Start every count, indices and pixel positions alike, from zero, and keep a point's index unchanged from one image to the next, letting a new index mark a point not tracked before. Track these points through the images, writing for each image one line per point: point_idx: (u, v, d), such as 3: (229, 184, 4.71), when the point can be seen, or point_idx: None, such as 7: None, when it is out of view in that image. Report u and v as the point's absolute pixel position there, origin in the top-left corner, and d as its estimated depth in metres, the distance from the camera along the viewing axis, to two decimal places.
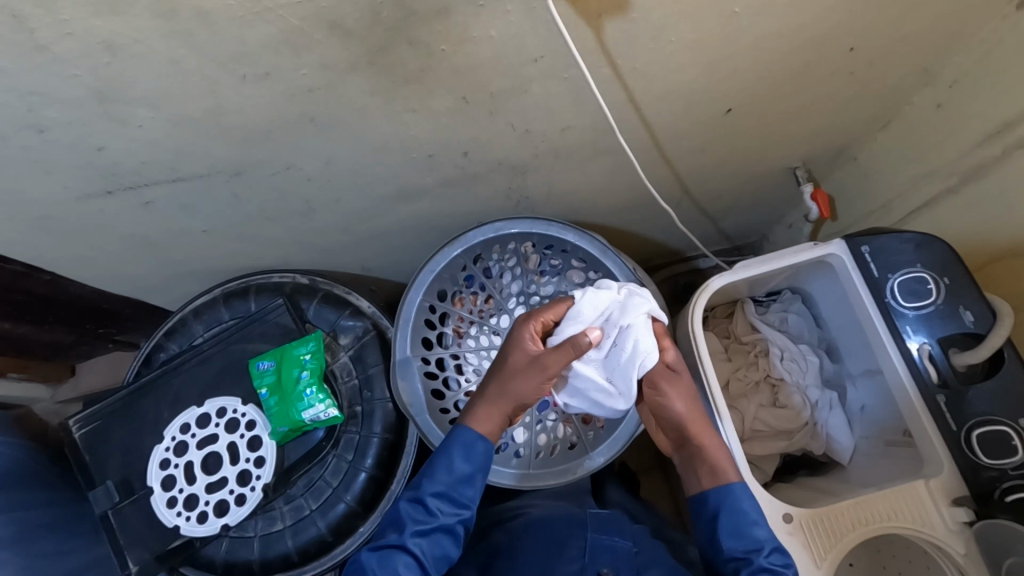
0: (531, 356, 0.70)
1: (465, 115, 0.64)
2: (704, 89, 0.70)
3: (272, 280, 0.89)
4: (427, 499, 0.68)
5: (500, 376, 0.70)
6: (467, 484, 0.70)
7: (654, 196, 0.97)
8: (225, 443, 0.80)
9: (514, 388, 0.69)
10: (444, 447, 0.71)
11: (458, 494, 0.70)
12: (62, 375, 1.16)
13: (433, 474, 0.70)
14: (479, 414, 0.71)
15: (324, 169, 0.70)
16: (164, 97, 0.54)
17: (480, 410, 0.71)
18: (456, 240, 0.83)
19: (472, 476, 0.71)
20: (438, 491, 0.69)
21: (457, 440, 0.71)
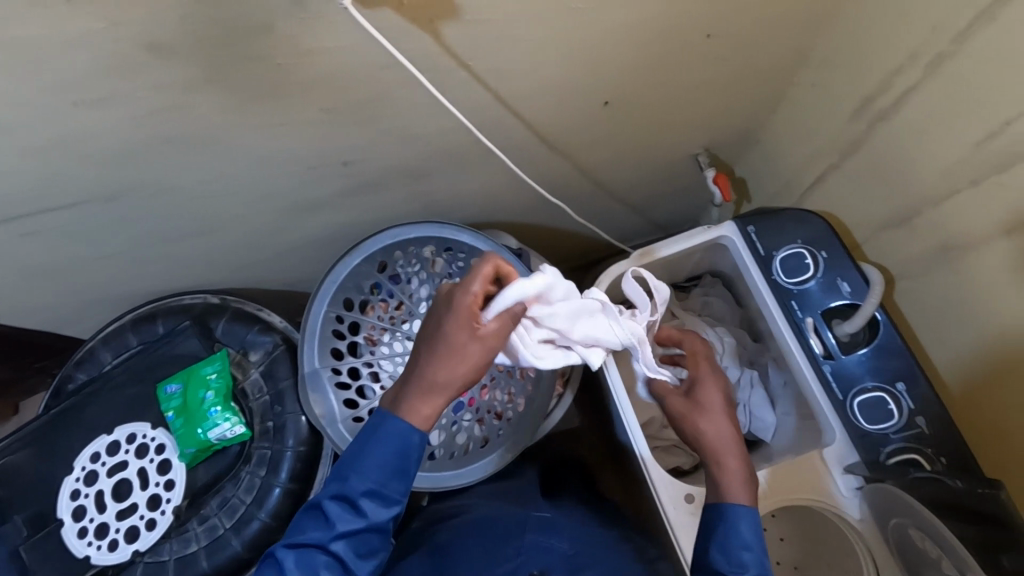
0: (470, 337, 0.58)
1: (331, 126, 0.64)
2: (573, 84, 0.71)
3: (183, 302, 0.89)
4: (355, 498, 0.62)
5: (437, 361, 0.59)
6: (395, 476, 0.64)
7: (564, 192, 0.98)
8: (135, 469, 0.80)
9: (451, 378, 0.60)
10: (370, 439, 0.63)
11: (387, 487, 0.63)
12: (6, 414, 1.13)
13: (361, 471, 0.62)
14: (424, 410, 0.62)
15: (204, 189, 0.69)
16: (3, 128, 0.53)
17: (418, 401, 0.62)
18: (356, 249, 0.84)
19: (401, 470, 0.64)
20: (367, 490, 0.62)
21: (383, 433, 0.62)
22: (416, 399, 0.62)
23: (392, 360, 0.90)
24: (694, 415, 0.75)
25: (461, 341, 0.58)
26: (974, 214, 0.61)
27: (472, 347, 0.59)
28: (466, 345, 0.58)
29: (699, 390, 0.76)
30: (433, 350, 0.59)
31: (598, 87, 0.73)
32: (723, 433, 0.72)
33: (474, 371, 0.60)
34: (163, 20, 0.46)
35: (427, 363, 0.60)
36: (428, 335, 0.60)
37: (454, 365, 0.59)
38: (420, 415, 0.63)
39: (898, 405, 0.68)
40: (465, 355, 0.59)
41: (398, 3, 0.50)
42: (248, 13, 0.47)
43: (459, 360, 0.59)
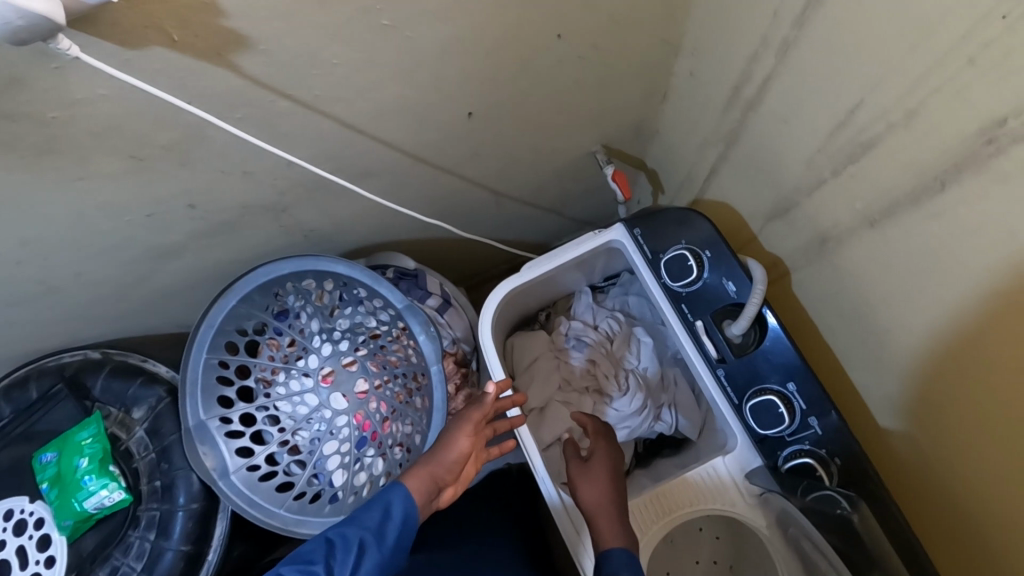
0: (472, 433, 0.73)
1: (152, 171, 0.59)
2: (421, 100, 0.66)
3: (58, 362, 0.83)
4: (349, 542, 0.62)
5: (444, 439, 0.73)
6: (388, 533, 0.65)
7: (457, 204, 0.93)
8: (14, 547, 0.75)
9: (445, 451, 0.72)
10: (375, 500, 0.67)
11: (378, 542, 0.64)
12: None
13: (362, 518, 0.65)
14: (414, 478, 0.69)
15: (32, 249, 0.64)
16: None
17: (414, 470, 0.70)
18: (229, 290, 0.79)
19: (391, 527, 0.65)
20: (363, 539, 0.63)
21: (390, 496, 0.67)
22: (413, 470, 0.70)
23: (289, 399, 0.84)
24: (580, 475, 0.73)
25: (477, 418, 0.73)
26: (839, 204, 0.58)
27: (469, 427, 0.73)
28: (473, 424, 0.73)
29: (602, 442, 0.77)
30: (449, 429, 0.73)
31: (455, 101, 0.69)
32: (601, 493, 0.69)
33: (464, 438, 0.72)
34: None
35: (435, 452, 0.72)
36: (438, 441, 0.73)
37: (465, 445, 0.72)
38: (415, 485, 0.69)
39: (789, 408, 0.66)
40: (468, 433, 0.73)
41: (172, 39, 0.46)
42: None
43: (467, 424, 0.73)
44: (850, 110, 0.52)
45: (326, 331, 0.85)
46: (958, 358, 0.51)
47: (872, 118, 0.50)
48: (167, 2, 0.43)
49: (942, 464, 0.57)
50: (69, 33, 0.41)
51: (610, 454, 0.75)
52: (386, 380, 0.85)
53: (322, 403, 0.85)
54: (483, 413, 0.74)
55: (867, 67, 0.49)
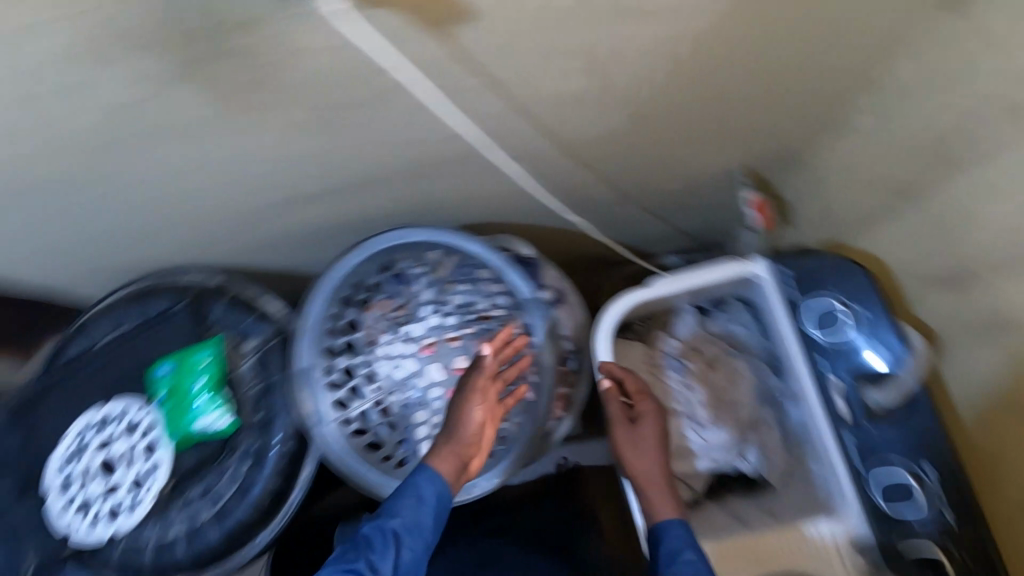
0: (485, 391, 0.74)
1: (332, 124, 0.60)
2: (598, 94, 0.64)
3: (181, 281, 0.86)
4: (388, 532, 0.65)
5: (452, 412, 0.72)
6: (422, 517, 0.67)
7: (583, 200, 0.91)
8: (124, 446, 0.80)
9: (462, 426, 0.72)
10: (404, 486, 0.69)
11: (414, 526, 0.66)
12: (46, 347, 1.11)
13: (397, 507, 0.67)
14: (444, 455, 0.70)
15: (205, 174, 0.66)
16: None
17: (441, 449, 0.71)
18: (359, 247, 0.80)
19: (427, 509, 0.67)
20: (399, 528, 0.66)
21: (417, 481, 0.68)
22: (437, 450, 0.71)
23: (389, 361, 0.85)
24: (630, 444, 0.72)
25: (482, 383, 0.74)
26: None
27: (481, 393, 0.73)
28: (483, 390, 0.73)
29: (640, 397, 0.75)
30: (454, 401, 0.73)
31: (629, 100, 0.67)
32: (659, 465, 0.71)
33: (478, 409, 0.72)
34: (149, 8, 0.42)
35: (453, 429, 0.72)
36: (447, 419, 0.73)
37: (480, 422, 0.72)
38: (446, 459, 0.70)
39: (921, 486, 0.65)
40: (480, 399, 0.73)
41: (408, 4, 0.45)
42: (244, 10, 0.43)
43: (476, 397, 0.73)
44: None
45: (437, 303, 0.86)
46: None
47: None
48: None
49: None
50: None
51: (660, 419, 0.74)
52: None
53: (419, 372, 0.86)
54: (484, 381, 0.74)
55: None
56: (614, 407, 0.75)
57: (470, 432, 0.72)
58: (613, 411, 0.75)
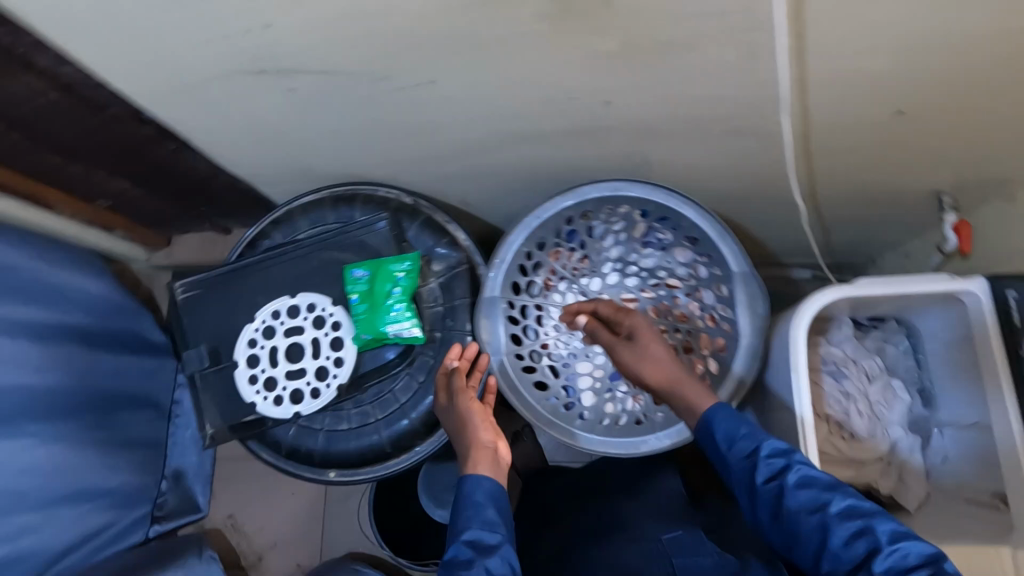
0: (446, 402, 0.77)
1: (626, 61, 0.60)
2: (880, 82, 0.64)
3: (378, 194, 0.89)
4: (460, 538, 0.63)
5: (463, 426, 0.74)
6: (484, 514, 0.65)
7: (777, 191, 0.91)
8: (310, 337, 0.83)
9: (467, 422, 0.74)
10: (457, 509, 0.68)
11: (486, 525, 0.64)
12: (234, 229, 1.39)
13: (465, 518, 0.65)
14: (474, 458, 0.71)
15: (467, 94, 0.68)
16: None
17: (469, 454, 0.71)
18: (571, 192, 0.82)
19: (485, 507, 0.66)
20: (468, 532, 0.64)
21: (462, 492, 0.68)
22: (468, 456, 0.71)
23: (560, 310, 0.88)
24: (636, 359, 0.76)
25: (444, 388, 0.78)
26: None
27: (465, 400, 0.75)
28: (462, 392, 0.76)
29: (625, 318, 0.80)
30: (452, 419, 0.76)
31: (903, 95, 0.66)
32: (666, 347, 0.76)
33: (466, 401, 0.75)
34: None
35: (463, 434, 0.74)
36: (457, 437, 0.75)
37: (476, 414, 0.74)
38: (478, 459, 0.70)
39: None
40: (464, 398, 0.76)
41: None
42: None
43: (460, 393, 0.76)
44: None
45: (622, 262, 0.86)
46: None
47: None
48: None
49: None
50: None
51: (648, 326, 0.78)
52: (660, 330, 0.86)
53: None
54: (443, 394, 0.78)
55: None
56: (605, 337, 0.80)
57: (480, 421, 0.74)
58: (601, 336, 0.80)
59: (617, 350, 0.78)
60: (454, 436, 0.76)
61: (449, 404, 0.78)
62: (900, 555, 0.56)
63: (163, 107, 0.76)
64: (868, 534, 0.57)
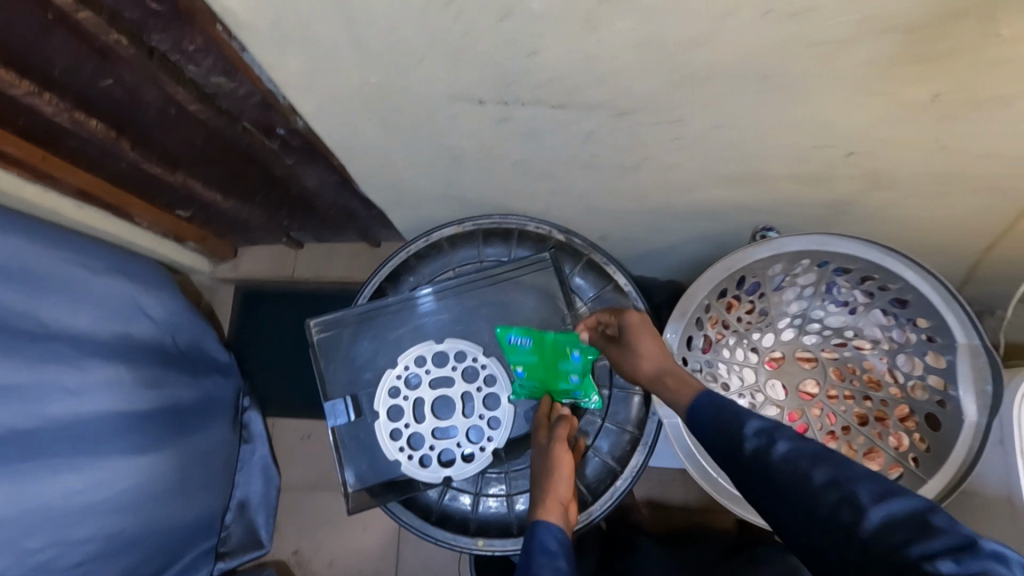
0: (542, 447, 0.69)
1: (920, 112, 0.53)
2: None
3: (530, 229, 0.79)
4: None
5: (548, 469, 0.66)
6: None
7: (961, 248, 0.84)
8: (461, 391, 0.75)
9: (555, 472, 0.66)
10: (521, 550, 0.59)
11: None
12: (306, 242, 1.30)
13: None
14: (546, 505, 0.63)
15: (700, 135, 0.60)
16: (657, 16, 0.43)
17: (545, 503, 0.63)
18: (768, 241, 0.72)
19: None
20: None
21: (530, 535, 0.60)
22: (539, 502, 0.64)
23: (729, 366, 0.81)
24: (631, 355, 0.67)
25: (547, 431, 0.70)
26: None
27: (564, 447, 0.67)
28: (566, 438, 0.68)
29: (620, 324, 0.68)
30: (539, 459, 0.68)
31: None
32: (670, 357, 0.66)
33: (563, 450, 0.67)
34: None
35: (545, 483, 0.65)
36: (533, 482, 0.67)
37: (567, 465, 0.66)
38: (552, 510, 0.63)
39: None
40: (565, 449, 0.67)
41: None
42: None
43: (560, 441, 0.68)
44: None
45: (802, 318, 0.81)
46: None
47: None
48: None
49: None
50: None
51: (644, 322, 0.68)
52: (844, 397, 0.81)
53: (759, 384, 0.83)
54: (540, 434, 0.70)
55: None
56: (609, 349, 0.70)
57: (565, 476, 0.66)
58: (610, 353, 0.70)
59: (631, 369, 0.67)
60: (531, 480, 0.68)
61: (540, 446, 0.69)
62: (889, 512, 0.43)
63: (329, 127, 0.67)
64: (876, 487, 0.45)
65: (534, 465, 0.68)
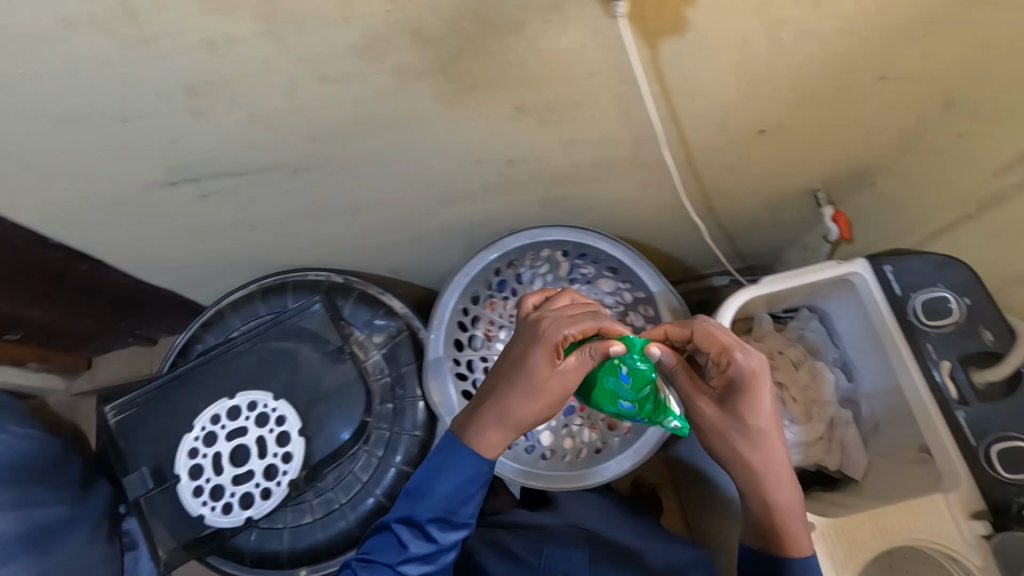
0: (529, 374, 0.68)
1: (522, 121, 0.66)
2: (741, 109, 0.72)
3: (309, 278, 0.91)
4: (426, 524, 0.71)
5: (520, 401, 0.68)
6: (464, 507, 0.72)
7: (680, 211, 0.99)
8: (255, 437, 0.82)
9: (538, 398, 0.68)
10: (440, 473, 0.71)
11: (454, 518, 0.72)
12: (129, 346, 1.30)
13: (431, 500, 0.71)
14: (490, 440, 0.71)
15: (380, 172, 0.71)
16: (243, 97, 0.54)
17: (488, 434, 0.70)
18: (492, 245, 0.86)
19: (473, 498, 0.73)
20: (433, 518, 0.71)
21: (454, 464, 0.71)
22: (481, 436, 0.71)
23: None
24: (746, 442, 0.69)
25: (565, 339, 0.67)
26: None
27: (562, 380, 0.67)
28: (563, 381, 0.67)
29: (740, 384, 0.68)
30: (528, 369, 0.68)
31: (762, 115, 0.75)
32: (795, 497, 0.70)
33: (549, 377, 0.67)
34: (434, 11, 0.48)
35: (513, 405, 0.68)
36: (495, 402, 0.70)
37: (551, 392, 0.68)
38: (503, 440, 0.71)
39: None
40: (548, 371, 0.67)
41: (646, 16, 0.53)
42: (510, 12, 0.49)
43: (543, 370, 0.67)
44: None
45: None
46: None
47: None
48: None
49: None
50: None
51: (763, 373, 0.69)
52: None
53: None
54: (574, 335, 0.67)
55: None
56: (699, 401, 0.72)
57: (542, 400, 0.68)
58: (687, 386, 0.72)
59: (696, 411, 0.72)
60: (494, 399, 0.70)
61: (522, 378, 0.68)
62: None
63: (69, 235, 0.74)
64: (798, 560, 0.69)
65: (507, 382, 0.69)
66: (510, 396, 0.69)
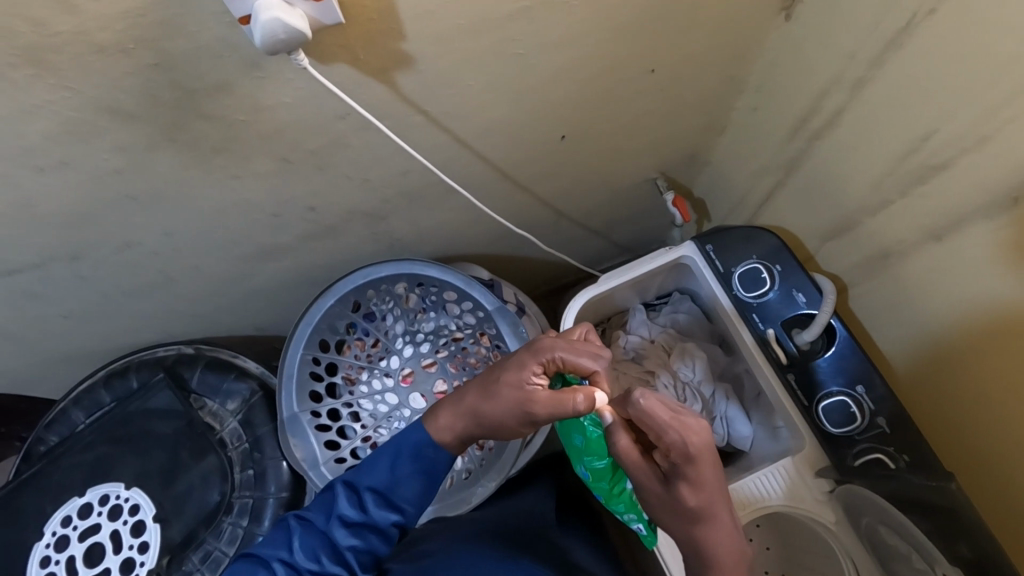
0: (511, 365, 0.67)
1: (294, 174, 0.65)
2: (526, 122, 0.73)
3: (155, 355, 0.87)
4: (361, 491, 0.64)
5: (488, 391, 0.66)
6: (406, 488, 0.65)
7: (530, 222, 0.99)
8: (109, 532, 0.80)
9: (497, 389, 0.65)
10: (385, 445, 0.67)
11: (393, 496, 0.65)
12: None
13: (373, 467, 0.66)
14: (442, 424, 0.67)
15: (172, 244, 0.70)
16: None
17: (442, 418, 0.68)
18: (328, 290, 0.84)
19: (416, 481, 0.66)
20: (372, 486, 0.64)
21: (400, 438, 0.67)
22: (438, 415, 0.69)
23: (371, 398, 0.90)
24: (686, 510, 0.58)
25: (555, 361, 0.65)
26: (904, 222, 0.64)
27: (527, 393, 0.64)
28: (527, 391, 0.63)
29: (685, 466, 0.57)
30: (511, 368, 0.66)
31: (551, 123, 0.75)
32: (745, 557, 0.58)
33: (515, 375, 0.65)
34: (120, 88, 0.47)
35: (479, 388, 0.67)
36: (474, 382, 0.69)
37: (511, 389, 0.65)
38: (447, 433, 0.67)
39: (859, 407, 0.72)
40: (517, 371, 0.65)
41: (353, 57, 0.53)
42: (207, 77, 0.49)
43: (519, 368, 0.65)
44: (924, 137, 0.58)
45: (409, 334, 0.92)
46: (1006, 363, 0.58)
47: (948, 143, 0.56)
48: (358, 28, 0.50)
49: (999, 446, 0.61)
50: (301, 49, 0.48)
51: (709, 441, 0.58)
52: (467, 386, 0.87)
53: (402, 403, 0.91)
54: (562, 358, 0.65)
55: (937, 103, 0.56)
56: (641, 475, 0.60)
57: (506, 393, 0.65)
58: (632, 466, 0.61)
59: (641, 488, 0.61)
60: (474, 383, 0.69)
61: (504, 365, 0.68)
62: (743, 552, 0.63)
63: None
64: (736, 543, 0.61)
65: (490, 370, 0.69)
66: (483, 380, 0.68)
